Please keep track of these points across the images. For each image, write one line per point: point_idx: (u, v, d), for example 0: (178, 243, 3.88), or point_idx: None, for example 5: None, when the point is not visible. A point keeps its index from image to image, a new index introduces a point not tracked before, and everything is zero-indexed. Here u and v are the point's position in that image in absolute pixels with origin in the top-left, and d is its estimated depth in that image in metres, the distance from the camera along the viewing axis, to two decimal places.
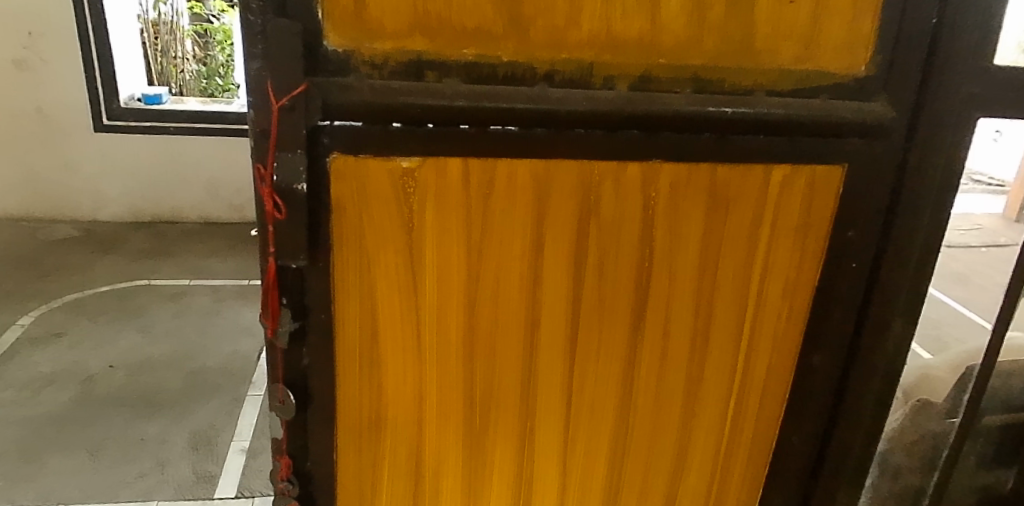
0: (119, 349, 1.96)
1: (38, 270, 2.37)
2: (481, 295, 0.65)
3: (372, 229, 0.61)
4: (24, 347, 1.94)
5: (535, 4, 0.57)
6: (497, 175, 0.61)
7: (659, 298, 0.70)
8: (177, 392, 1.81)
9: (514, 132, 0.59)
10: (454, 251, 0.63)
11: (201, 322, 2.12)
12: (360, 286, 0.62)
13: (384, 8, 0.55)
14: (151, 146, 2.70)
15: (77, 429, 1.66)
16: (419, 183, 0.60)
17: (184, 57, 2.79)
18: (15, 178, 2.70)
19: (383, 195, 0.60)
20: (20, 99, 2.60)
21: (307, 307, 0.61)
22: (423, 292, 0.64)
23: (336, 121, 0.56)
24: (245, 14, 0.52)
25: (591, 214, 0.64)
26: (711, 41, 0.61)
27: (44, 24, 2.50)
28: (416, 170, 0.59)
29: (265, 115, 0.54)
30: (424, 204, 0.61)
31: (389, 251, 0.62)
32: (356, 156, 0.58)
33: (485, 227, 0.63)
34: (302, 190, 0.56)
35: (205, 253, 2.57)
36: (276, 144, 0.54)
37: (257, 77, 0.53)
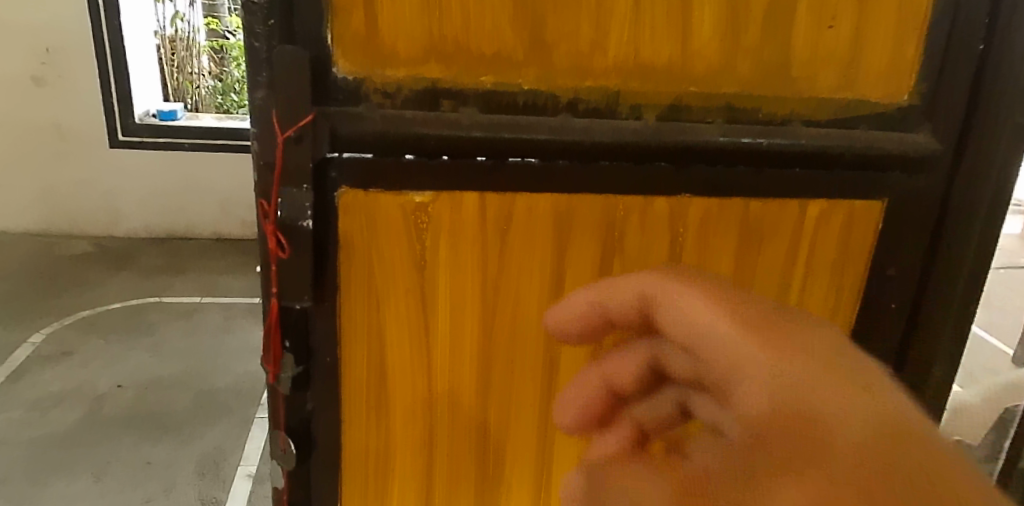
0: (129, 368, 1.93)
1: (52, 286, 2.36)
2: (496, 334, 0.60)
3: (382, 267, 0.57)
4: (33, 365, 1.92)
5: (557, 28, 0.53)
6: (515, 209, 0.57)
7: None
8: (186, 413, 1.78)
9: (535, 166, 0.56)
10: (470, 290, 0.59)
11: (211, 342, 2.09)
12: (368, 326, 0.58)
13: (397, 32, 0.51)
14: (166, 162, 2.69)
15: (83, 451, 1.63)
16: (433, 218, 0.56)
17: (199, 72, 2.80)
18: (32, 194, 2.71)
19: (394, 231, 0.56)
20: (38, 115, 2.61)
21: (312, 350, 0.58)
22: (435, 332, 0.60)
23: (344, 153, 0.53)
24: (250, 40, 0.50)
25: (615, 250, 0.60)
26: (746, 67, 0.57)
27: (62, 40, 2.52)
28: (429, 204, 0.55)
29: (270, 147, 0.51)
30: (437, 239, 0.57)
31: (400, 289, 0.58)
32: (366, 190, 0.54)
33: (502, 264, 0.59)
34: (309, 228, 0.52)
35: (217, 270, 2.55)
36: (281, 177, 0.51)
37: (262, 108, 0.51)
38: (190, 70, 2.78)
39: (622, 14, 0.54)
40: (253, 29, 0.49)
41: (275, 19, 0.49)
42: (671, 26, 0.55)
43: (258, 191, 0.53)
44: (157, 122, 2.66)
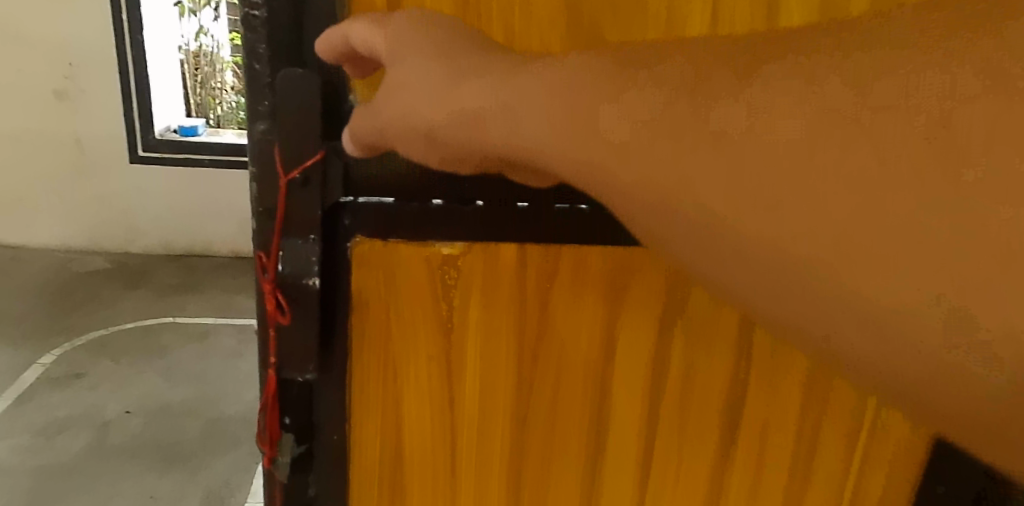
0: (137, 393, 1.87)
1: (67, 303, 2.31)
2: (535, 408, 0.51)
3: (401, 331, 0.48)
4: (42, 387, 1.87)
5: None
6: (561, 264, 0.47)
7: (754, 418, 0.52)
8: (194, 443, 1.70)
9: (586, 213, 0.46)
10: (503, 358, 0.49)
11: (224, 367, 2.02)
12: (384, 397, 0.50)
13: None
14: (185, 179, 2.66)
15: (85, 483, 1.55)
16: (463, 273, 0.47)
17: (223, 87, 2.75)
18: (53, 209, 2.68)
19: (416, 289, 0.47)
20: (59, 129, 2.59)
21: (316, 426, 0.50)
22: (461, 405, 0.50)
23: (361, 197, 0.45)
24: (250, 61, 0.42)
25: (678, 314, 0.49)
26: None
27: (85, 54, 2.49)
28: (459, 258, 0.46)
29: (271, 190, 0.44)
30: (468, 298, 0.47)
31: (421, 356, 0.49)
32: (384, 240, 0.46)
33: (542, 329, 0.49)
34: (316, 287, 0.43)
35: (233, 290, 2.48)
36: (282, 230, 0.44)
37: (263, 142, 0.43)
38: (213, 85, 2.73)
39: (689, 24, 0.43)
40: (252, 49, 0.42)
41: (279, 37, 0.42)
42: None
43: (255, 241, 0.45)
44: (178, 138, 2.63)
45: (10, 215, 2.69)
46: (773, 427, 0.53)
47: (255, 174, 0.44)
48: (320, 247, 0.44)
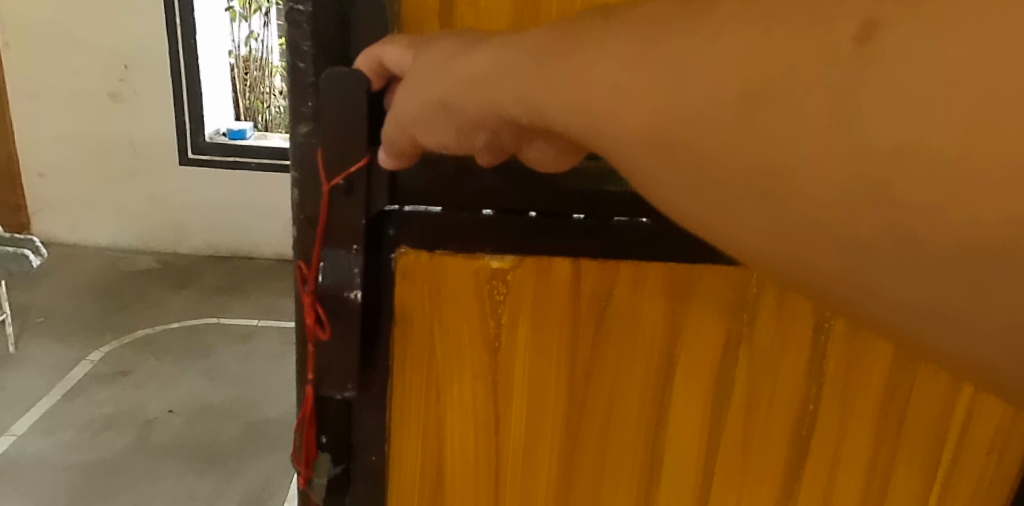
0: (180, 393, 1.89)
1: (115, 302, 2.36)
2: (586, 435, 0.48)
3: (445, 348, 0.45)
4: (90, 384, 1.91)
5: None
6: (620, 280, 0.44)
7: (823, 447, 0.49)
8: (234, 444, 1.71)
9: (648, 227, 0.43)
10: (553, 380, 0.46)
11: (266, 369, 2.03)
12: (426, 417, 0.47)
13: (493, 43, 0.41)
14: (232, 181, 2.70)
15: (128, 481, 1.57)
16: (513, 289, 0.44)
17: (271, 92, 2.78)
18: (105, 208, 2.76)
19: (463, 304, 0.44)
20: (114, 131, 2.66)
21: (354, 446, 0.48)
22: (506, 428, 0.47)
23: (406, 206, 0.42)
24: (295, 59, 0.40)
25: (743, 336, 0.46)
26: None
27: (139, 57, 2.56)
28: (509, 271, 0.43)
29: (314, 197, 0.42)
30: (520, 314, 0.44)
31: (467, 376, 0.46)
32: (431, 252, 0.43)
33: (596, 350, 0.45)
34: (356, 300, 0.41)
35: (276, 292, 2.50)
36: (324, 241, 0.41)
37: (305, 145, 0.41)
38: (262, 89, 2.77)
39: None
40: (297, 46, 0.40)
41: (325, 33, 0.40)
42: None
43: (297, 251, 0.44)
44: (227, 141, 2.68)
45: (65, 213, 2.77)
46: (842, 452, 0.49)
47: (297, 178, 0.42)
48: (361, 258, 0.41)
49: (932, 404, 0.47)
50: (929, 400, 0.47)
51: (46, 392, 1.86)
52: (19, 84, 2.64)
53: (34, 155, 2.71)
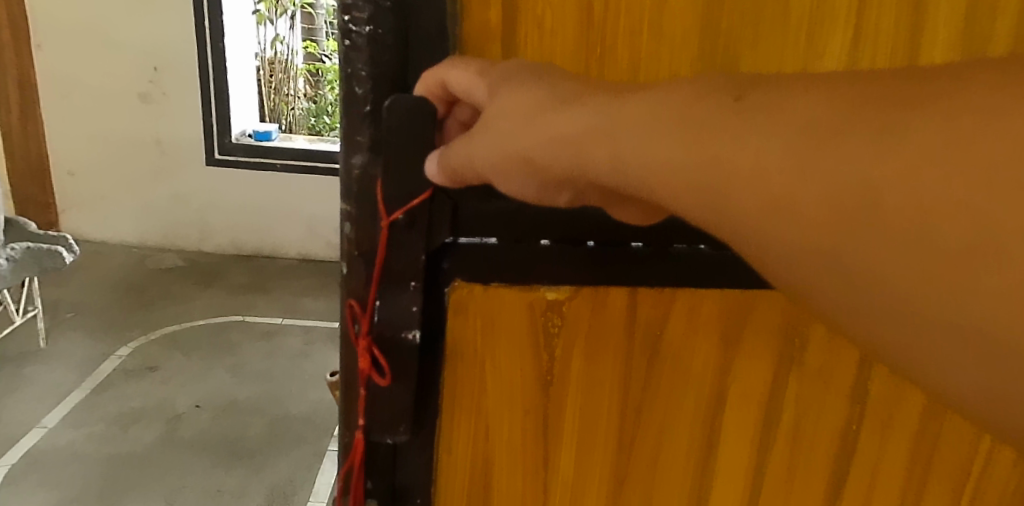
0: (207, 389, 1.92)
1: (142, 298, 2.40)
2: (637, 464, 0.48)
3: (496, 381, 0.45)
4: (118, 378, 1.94)
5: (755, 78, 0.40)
6: (675, 309, 0.44)
7: (862, 472, 0.49)
8: (259, 439, 1.74)
9: (705, 253, 0.44)
10: (604, 414, 0.46)
11: (290, 366, 2.06)
12: (475, 451, 0.46)
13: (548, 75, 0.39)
14: (257, 181, 2.74)
15: (157, 473, 1.60)
16: (568, 320, 0.44)
17: (295, 94, 2.84)
18: (132, 207, 2.80)
19: (516, 337, 0.44)
20: (143, 131, 2.71)
21: (401, 489, 0.47)
22: (557, 460, 0.47)
23: (462, 238, 0.42)
24: (351, 85, 0.38)
25: (793, 362, 0.46)
26: None
27: (168, 59, 2.60)
28: (563, 303, 0.43)
29: (369, 229, 0.41)
30: (574, 349, 0.44)
31: (517, 412, 0.46)
32: (485, 286, 0.43)
33: (649, 382, 0.46)
34: (413, 341, 0.41)
35: (298, 292, 2.54)
36: (382, 280, 0.41)
37: (362, 177, 0.40)
38: (285, 92, 2.83)
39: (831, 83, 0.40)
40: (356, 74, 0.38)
41: (384, 58, 0.37)
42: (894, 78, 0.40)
43: (345, 287, 0.43)
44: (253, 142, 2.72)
45: (93, 212, 2.83)
46: (881, 478, 0.50)
47: (354, 210, 0.41)
48: (419, 295, 0.41)
49: (965, 440, 0.48)
50: (960, 438, 0.48)
51: (75, 386, 1.90)
52: (52, 85, 2.69)
53: (65, 154, 2.76)
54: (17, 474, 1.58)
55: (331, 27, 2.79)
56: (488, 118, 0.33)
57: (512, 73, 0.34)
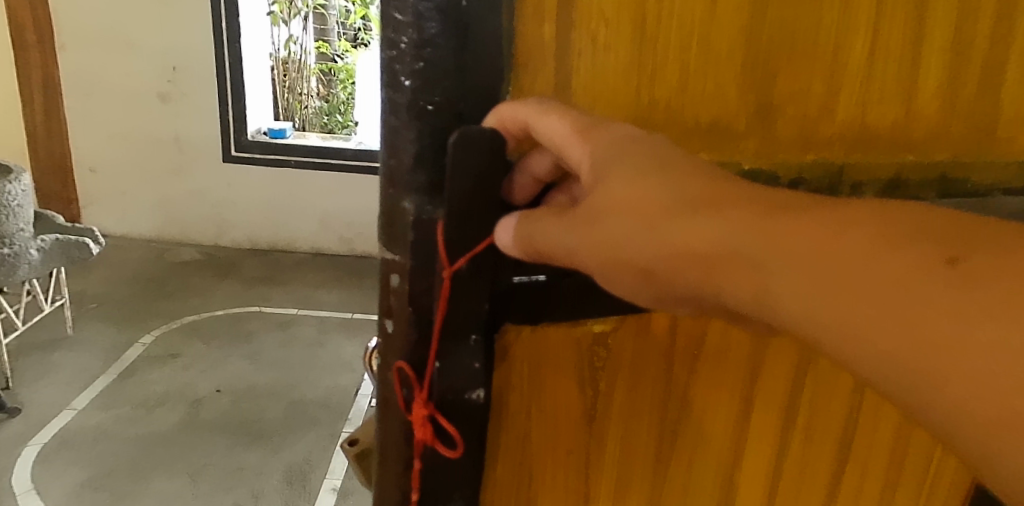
0: (226, 375, 2.01)
1: (162, 290, 2.50)
2: (671, 487, 0.45)
3: (540, 416, 0.41)
4: (142, 364, 2.04)
5: (789, 85, 0.38)
6: (711, 329, 0.41)
7: (853, 473, 0.49)
8: (278, 421, 1.83)
9: None
10: (645, 439, 0.43)
11: (305, 354, 2.15)
12: (518, 489, 0.43)
13: (597, 88, 0.35)
14: (273, 178, 2.83)
15: (180, 450, 1.69)
16: (615, 352, 0.40)
17: (308, 94, 2.95)
18: (151, 203, 2.90)
19: (557, 369, 0.40)
20: (162, 129, 2.80)
21: None
22: (596, 490, 0.44)
23: (523, 276, 0.37)
24: (394, 94, 0.35)
25: (812, 366, 0.44)
26: (960, 128, 0.41)
27: (186, 60, 2.70)
28: (611, 334, 0.40)
29: (424, 283, 0.37)
30: (615, 378, 0.41)
31: (561, 450, 0.42)
32: (534, 326, 0.39)
33: (688, 401, 0.43)
34: (479, 400, 0.38)
35: (313, 283, 2.63)
36: (441, 338, 0.37)
37: (417, 220, 0.36)
38: (300, 91, 2.94)
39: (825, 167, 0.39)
40: (402, 103, 0.34)
41: (434, 68, 0.33)
42: (901, 78, 0.39)
43: (397, 349, 0.39)
44: (268, 140, 2.81)
45: (113, 207, 2.92)
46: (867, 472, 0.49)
47: (406, 259, 0.37)
48: (480, 351, 0.37)
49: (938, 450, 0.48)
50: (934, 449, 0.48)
51: (102, 371, 2.00)
52: (73, 84, 2.78)
53: (87, 151, 2.86)
54: (49, 452, 1.67)
55: (343, 27, 2.86)
56: (606, 206, 0.30)
57: (635, 155, 0.30)
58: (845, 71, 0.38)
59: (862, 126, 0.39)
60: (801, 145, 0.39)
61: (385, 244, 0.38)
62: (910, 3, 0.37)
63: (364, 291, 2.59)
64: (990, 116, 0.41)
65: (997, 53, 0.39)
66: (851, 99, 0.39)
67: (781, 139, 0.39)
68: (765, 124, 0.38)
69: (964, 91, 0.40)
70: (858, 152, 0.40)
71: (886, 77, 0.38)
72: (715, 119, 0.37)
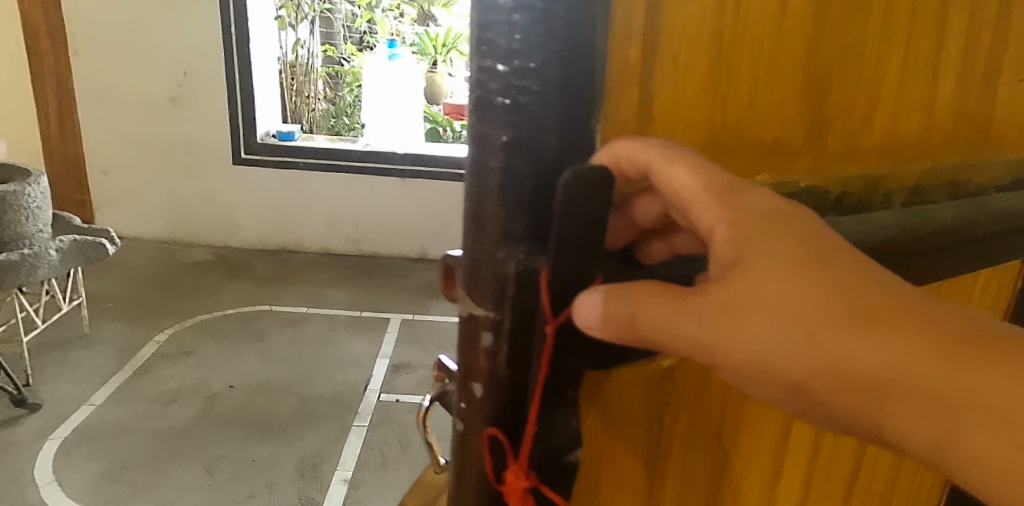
0: (239, 372, 2.06)
1: (175, 290, 2.56)
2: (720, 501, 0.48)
3: (611, 461, 0.41)
4: (156, 362, 2.09)
5: (838, 102, 0.41)
6: None
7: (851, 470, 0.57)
8: (290, 416, 1.88)
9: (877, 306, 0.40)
10: (699, 462, 0.45)
11: (315, 351, 2.20)
12: None
13: (674, 114, 0.35)
14: (281, 180, 2.89)
15: (196, 444, 1.75)
16: (678, 384, 0.41)
17: (315, 96, 3.04)
18: (162, 205, 2.96)
19: (633, 410, 0.40)
20: (173, 133, 2.86)
21: None
22: None
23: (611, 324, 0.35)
24: (491, 128, 0.32)
25: None
26: (959, 134, 0.48)
27: (197, 64, 2.76)
28: (677, 367, 0.40)
29: (522, 342, 0.34)
30: (679, 414, 0.42)
31: (626, 491, 0.43)
32: (610, 372, 0.37)
33: (738, 423, 0.46)
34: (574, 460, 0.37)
35: (321, 282, 2.69)
36: (542, 400, 0.34)
37: (520, 276, 0.33)
38: (307, 94, 3.02)
39: (864, 179, 0.43)
40: (497, 139, 0.32)
41: (543, 104, 0.31)
42: (921, 91, 0.44)
43: (485, 412, 0.36)
44: (277, 142, 2.87)
45: (125, 208, 2.99)
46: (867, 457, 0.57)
47: (506, 316, 0.34)
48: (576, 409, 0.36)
49: None
50: None
51: (118, 368, 2.06)
52: (85, 89, 2.83)
53: (99, 154, 2.92)
54: (69, 445, 1.72)
55: (349, 31, 3.03)
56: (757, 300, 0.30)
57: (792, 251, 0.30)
58: (880, 87, 0.42)
59: (890, 136, 0.44)
60: (845, 157, 0.43)
61: (474, 300, 0.35)
62: (932, 21, 0.42)
63: (371, 290, 2.65)
64: (978, 123, 0.48)
65: (988, 66, 0.46)
66: (885, 113, 0.43)
67: (830, 152, 0.42)
68: (816, 141, 0.41)
69: (963, 98, 0.46)
70: (888, 162, 0.45)
71: (911, 89, 0.43)
72: (777, 138, 0.39)
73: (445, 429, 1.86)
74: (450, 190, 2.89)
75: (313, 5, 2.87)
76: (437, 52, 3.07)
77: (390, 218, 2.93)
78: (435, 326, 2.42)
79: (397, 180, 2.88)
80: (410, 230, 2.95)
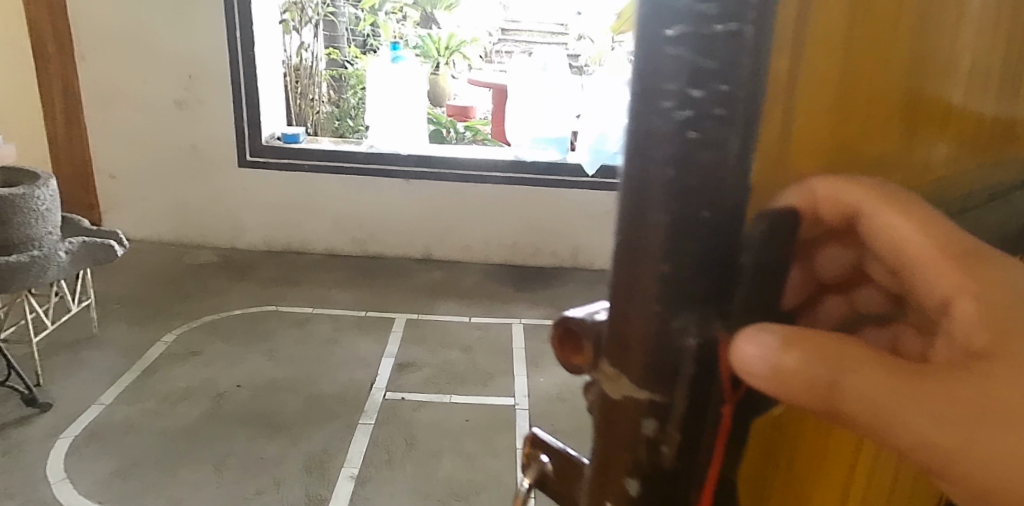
0: (247, 371, 2.09)
1: (182, 291, 2.59)
2: None
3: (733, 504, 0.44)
4: (164, 362, 2.12)
5: (930, 124, 0.44)
6: None
7: None
8: (297, 415, 1.90)
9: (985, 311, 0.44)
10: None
11: (322, 350, 2.23)
12: None
13: (809, 146, 0.37)
14: (286, 182, 2.92)
15: (205, 443, 1.77)
16: (791, 436, 0.45)
17: (319, 99, 3.09)
18: (168, 207, 2.99)
19: (754, 453, 0.44)
20: (180, 136, 2.89)
21: None
22: None
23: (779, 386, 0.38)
24: (663, 152, 0.34)
25: None
26: (1005, 140, 0.50)
27: (203, 68, 2.79)
28: (790, 421, 0.45)
29: (693, 411, 0.38)
30: (786, 458, 0.46)
31: None
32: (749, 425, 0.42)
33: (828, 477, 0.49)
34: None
35: (326, 283, 2.71)
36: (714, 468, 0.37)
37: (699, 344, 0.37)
38: (311, 97, 3.07)
39: (948, 186, 0.45)
40: (660, 176, 0.35)
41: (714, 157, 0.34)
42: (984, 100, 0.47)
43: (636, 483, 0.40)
44: (281, 145, 2.89)
45: (131, 211, 3.01)
46: None
47: (679, 395, 0.37)
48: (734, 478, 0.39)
49: None
50: None
51: (127, 368, 2.08)
52: (91, 93, 2.86)
53: (106, 158, 2.95)
54: (79, 444, 1.75)
55: (354, 34, 3.07)
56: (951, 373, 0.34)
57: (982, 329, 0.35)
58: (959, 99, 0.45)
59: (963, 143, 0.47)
60: (933, 169, 0.45)
61: (637, 382, 0.38)
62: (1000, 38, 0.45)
63: (377, 290, 2.68)
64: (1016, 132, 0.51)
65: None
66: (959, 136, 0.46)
67: (920, 164, 0.44)
68: (911, 159, 0.43)
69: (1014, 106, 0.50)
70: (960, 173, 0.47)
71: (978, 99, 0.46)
72: (886, 160, 0.42)
73: (450, 427, 1.88)
74: (453, 191, 2.91)
75: (318, 9, 2.97)
76: (440, 55, 3.09)
77: (395, 219, 2.95)
78: (439, 325, 2.44)
79: (400, 181, 2.90)
80: (415, 231, 2.97)
